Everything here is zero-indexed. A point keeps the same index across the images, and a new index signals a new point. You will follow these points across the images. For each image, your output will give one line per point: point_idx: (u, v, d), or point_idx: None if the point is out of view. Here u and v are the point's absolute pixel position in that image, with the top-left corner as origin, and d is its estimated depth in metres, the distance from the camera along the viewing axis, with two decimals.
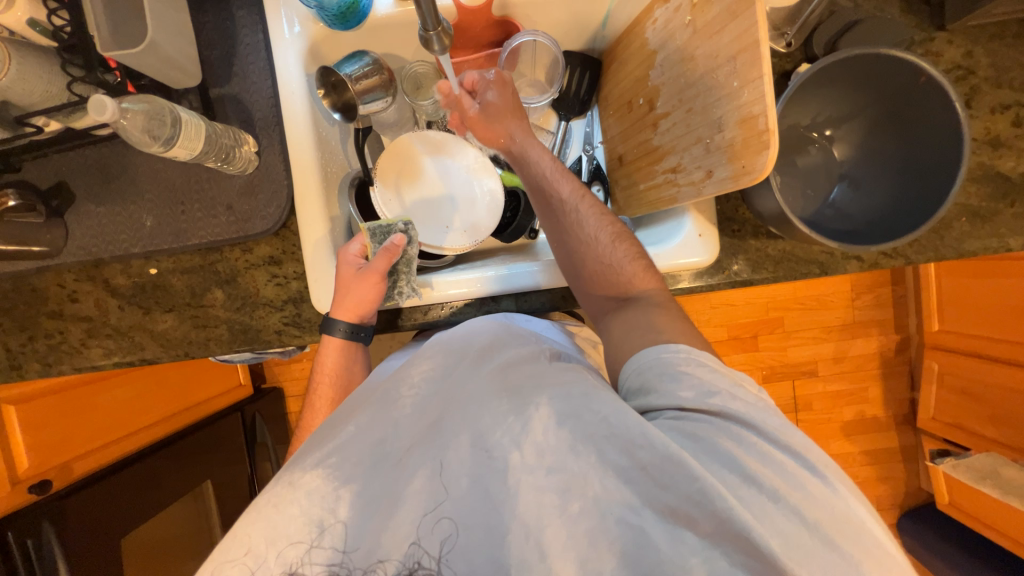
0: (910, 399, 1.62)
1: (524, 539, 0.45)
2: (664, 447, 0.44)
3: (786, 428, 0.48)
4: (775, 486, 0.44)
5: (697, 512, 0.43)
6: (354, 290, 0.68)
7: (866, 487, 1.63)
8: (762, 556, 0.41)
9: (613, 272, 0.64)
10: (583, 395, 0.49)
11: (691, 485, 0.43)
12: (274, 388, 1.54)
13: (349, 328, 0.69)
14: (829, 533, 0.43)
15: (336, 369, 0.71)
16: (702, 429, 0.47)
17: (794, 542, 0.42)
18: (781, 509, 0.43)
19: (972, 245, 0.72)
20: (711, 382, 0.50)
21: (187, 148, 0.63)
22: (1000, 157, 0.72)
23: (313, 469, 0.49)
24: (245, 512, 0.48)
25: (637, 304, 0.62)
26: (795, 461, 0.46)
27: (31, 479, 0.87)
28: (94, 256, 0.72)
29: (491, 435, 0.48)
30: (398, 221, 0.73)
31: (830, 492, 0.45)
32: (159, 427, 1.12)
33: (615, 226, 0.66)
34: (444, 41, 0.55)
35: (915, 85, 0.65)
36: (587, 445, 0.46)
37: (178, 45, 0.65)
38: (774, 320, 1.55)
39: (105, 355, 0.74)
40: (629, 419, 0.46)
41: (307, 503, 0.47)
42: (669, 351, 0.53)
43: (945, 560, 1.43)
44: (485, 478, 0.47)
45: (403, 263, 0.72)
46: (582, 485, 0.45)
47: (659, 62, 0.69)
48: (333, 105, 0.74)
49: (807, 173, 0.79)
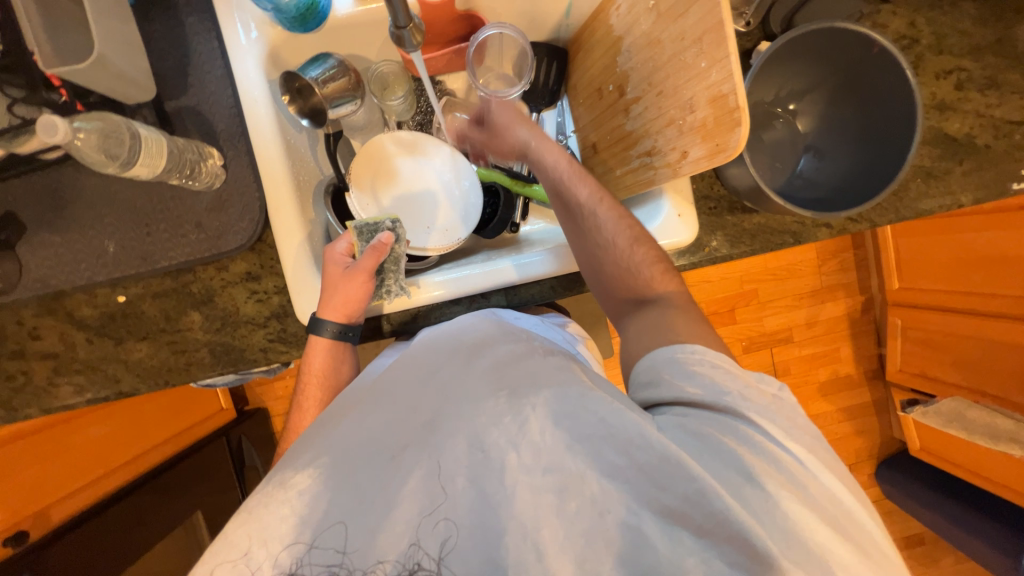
0: (878, 355, 1.71)
1: (521, 539, 0.43)
2: (662, 448, 0.44)
3: (792, 430, 0.49)
4: (773, 482, 0.45)
5: (696, 512, 0.42)
6: (341, 289, 0.66)
7: (845, 442, 1.72)
8: (756, 554, 0.41)
9: (632, 276, 0.65)
10: (579, 396, 0.48)
11: (689, 485, 0.43)
12: (259, 408, 1.49)
13: (337, 328, 0.67)
14: (824, 534, 0.43)
15: (324, 370, 0.69)
16: (704, 428, 0.48)
17: (790, 540, 0.42)
18: (778, 508, 0.43)
19: (927, 205, 0.77)
20: (724, 382, 0.51)
21: (148, 166, 0.60)
22: (947, 120, 0.77)
23: (304, 469, 0.49)
24: (234, 515, 0.47)
25: (659, 305, 0.63)
26: (797, 463, 0.46)
27: (4, 533, 0.80)
28: (55, 289, 0.67)
29: (488, 435, 0.47)
30: (385, 219, 0.72)
31: (828, 493, 0.46)
32: (140, 463, 1.07)
33: (633, 229, 0.66)
34: (416, 37, 0.54)
35: (868, 57, 0.68)
36: (585, 443, 0.46)
37: (127, 57, 0.61)
38: (749, 292, 1.61)
39: (76, 393, 0.70)
40: (627, 419, 0.46)
41: (299, 505, 0.47)
42: (684, 351, 0.54)
43: (919, 501, 1.53)
44: (482, 477, 0.46)
45: (391, 262, 0.71)
46: (580, 485, 0.44)
47: (626, 47, 0.70)
48: (299, 111, 0.71)
49: (774, 147, 0.81)
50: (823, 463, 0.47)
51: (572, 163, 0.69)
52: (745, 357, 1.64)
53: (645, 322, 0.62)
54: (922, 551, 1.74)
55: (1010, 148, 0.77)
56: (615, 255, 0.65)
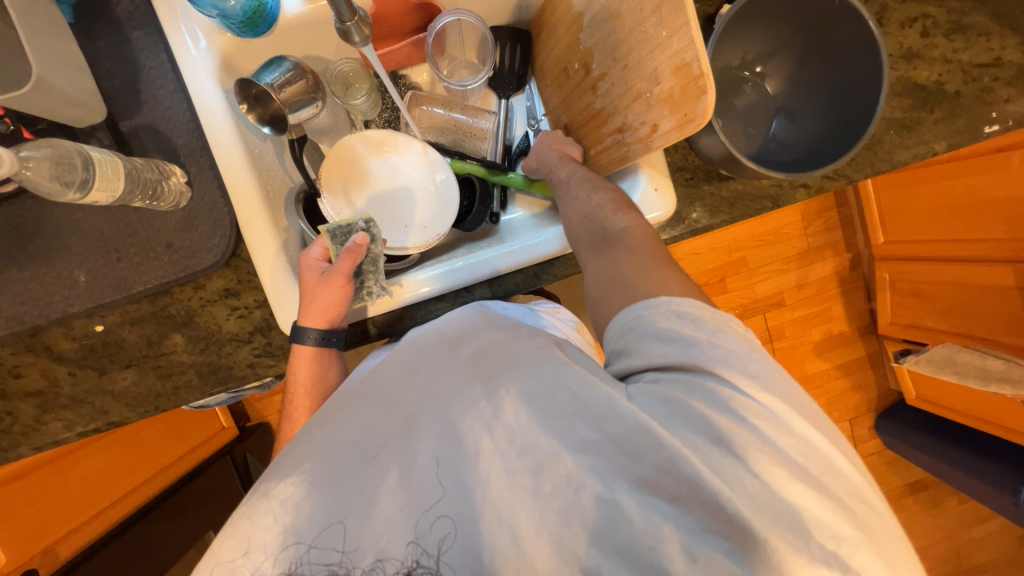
0: (869, 310, 1.73)
1: (497, 524, 0.44)
2: (633, 419, 0.44)
3: (765, 380, 0.46)
4: (746, 443, 0.43)
5: (668, 481, 0.42)
6: (322, 294, 0.65)
7: (843, 398, 1.75)
8: (726, 518, 0.40)
9: (604, 223, 0.65)
10: (552, 373, 0.49)
11: (660, 454, 0.42)
12: (261, 424, 1.48)
13: (320, 334, 0.67)
14: (798, 490, 0.41)
15: (311, 378, 0.68)
16: (676, 391, 0.46)
17: (763, 501, 0.41)
18: (752, 471, 0.42)
19: (902, 156, 0.76)
20: (693, 335, 0.48)
21: (106, 190, 0.58)
22: (916, 69, 0.76)
23: (286, 478, 0.49)
24: (220, 531, 0.48)
25: (626, 243, 0.61)
26: (772, 417, 0.44)
27: (17, 570, 0.80)
28: (30, 325, 0.66)
29: (462, 422, 0.48)
30: (358, 220, 0.70)
31: (803, 445, 0.43)
32: (145, 489, 1.07)
33: (601, 185, 0.69)
34: (364, 30, 0.52)
35: (830, 12, 0.67)
36: (558, 421, 0.46)
37: (73, 79, 0.59)
38: (737, 261, 1.61)
39: (66, 428, 0.69)
40: (598, 392, 0.46)
41: (282, 514, 0.47)
42: (651, 308, 0.50)
43: (916, 448, 1.56)
44: (457, 465, 0.46)
45: (369, 263, 0.70)
46: (553, 464, 0.45)
47: (587, 23, 0.69)
48: (260, 120, 0.69)
49: (746, 113, 0.81)
50: (798, 412, 0.45)
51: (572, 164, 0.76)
52: None
53: (611, 270, 0.59)
54: (927, 496, 1.78)
55: (980, 92, 0.76)
56: (589, 213, 0.67)
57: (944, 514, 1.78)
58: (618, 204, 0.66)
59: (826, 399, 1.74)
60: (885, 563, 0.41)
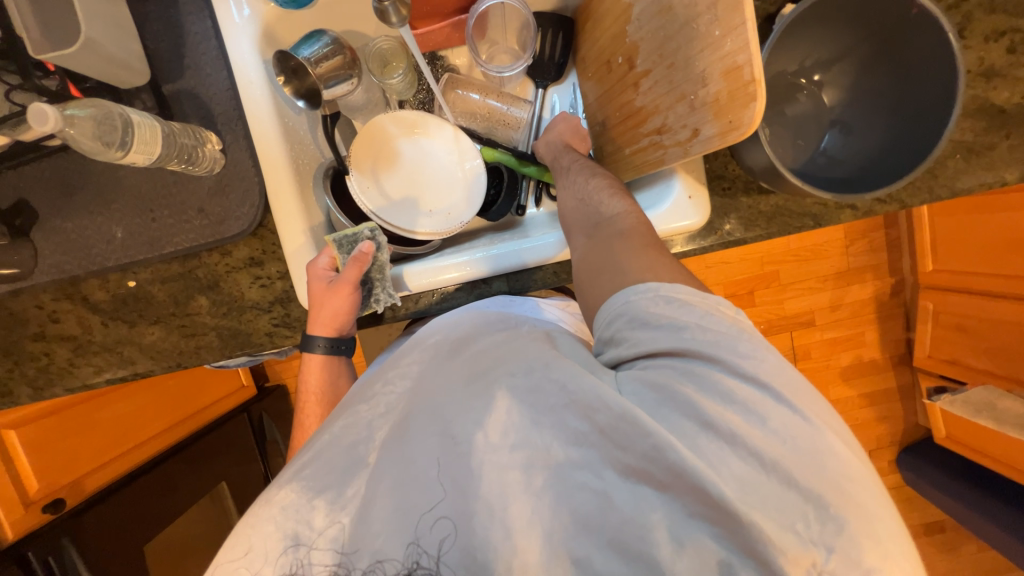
0: (906, 339, 1.64)
1: (489, 517, 0.44)
2: (618, 407, 0.43)
3: (755, 357, 0.44)
4: (734, 428, 0.41)
5: (654, 468, 0.41)
6: (328, 304, 0.67)
7: (865, 428, 1.67)
8: (711, 501, 0.39)
9: (598, 208, 0.64)
10: (544, 366, 0.48)
11: (646, 442, 0.41)
12: (278, 386, 1.54)
13: (328, 342, 0.69)
14: (787, 469, 0.40)
15: (321, 387, 0.72)
16: (664, 376, 0.45)
17: (749, 485, 0.40)
18: (737, 453, 0.41)
19: (966, 182, 0.70)
20: (679, 318, 0.47)
21: (144, 152, 0.59)
22: (996, 89, 0.70)
23: (287, 484, 0.50)
24: (228, 538, 0.49)
25: (617, 229, 0.60)
26: (761, 395, 0.42)
27: (43, 499, 0.88)
28: (69, 274, 0.69)
29: (455, 421, 0.48)
30: (363, 228, 0.69)
31: (796, 421, 0.41)
32: (169, 435, 1.14)
33: (605, 176, 0.68)
34: (401, 11, 0.53)
35: (906, 19, 0.61)
36: (549, 415, 0.46)
37: (120, 39, 0.60)
38: (769, 274, 1.55)
39: (96, 373, 0.73)
40: (586, 382, 0.45)
41: (282, 519, 0.48)
42: (636, 293, 0.50)
43: (939, 488, 1.49)
44: (451, 465, 0.47)
45: (376, 270, 0.70)
46: (545, 457, 0.45)
47: (636, 15, 0.65)
48: (296, 93, 0.69)
49: (797, 122, 0.76)
50: (790, 392, 0.43)
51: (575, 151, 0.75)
52: None
53: (602, 252, 0.58)
54: (943, 537, 1.71)
55: None
56: (585, 196, 0.66)
57: (960, 559, 1.71)
58: (615, 190, 0.65)
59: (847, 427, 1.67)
60: (875, 544, 0.38)
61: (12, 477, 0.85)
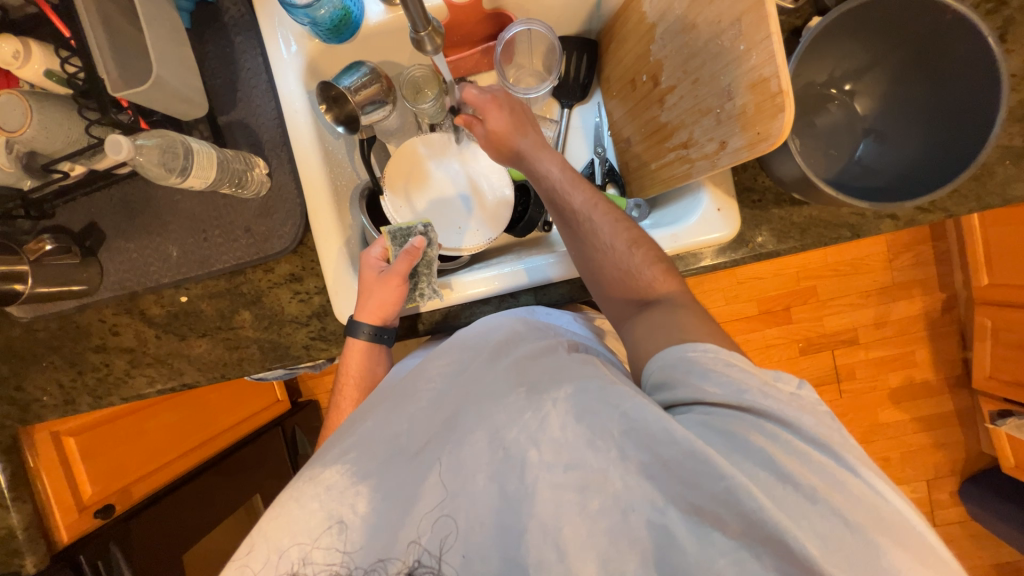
0: (962, 358, 1.53)
1: (542, 538, 0.48)
2: (685, 444, 0.46)
3: (820, 426, 0.50)
4: (812, 487, 0.46)
5: (725, 512, 0.45)
6: (377, 294, 0.69)
7: (920, 455, 1.56)
8: (793, 558, 0.43)
9: (631, 278, 0.64)
10: (600, 389, 0.52)
11: (719, 485, 0.45)
12: (311, 401, 1.60)
13: (372, 330, 0.71)
14: (869, 534, 0.44)
15: (360, 370, 0.73)
16: (730, 424, 0.49)
17: (830, 540, 0.44)
18: (817, 510, 0.45)
19: (1018, 189, 0.67)
20: (740, 380, 0.51)
21: (201, 177, 0.65)
22: None
23: (332, 465, 0.56)
24: (268, 509, 0.54)
25: (660, 301, 0.62)
26: (830, 460, 0.48)
27: (96, 504, 0.91)
28: (129, 290, 0.75)
29: (508, 432, 0.52)
30: (417, 223, 0.75)
31: (872, 493, 0.46)
32: (208, 447, 1.17)
33: (631, 230, 0.66)
34: (435, 40, 0.57)
35: (940, 26, 0.60)
36: (605, 438, 0.49)
37: (183, 78, 0.66)
38: (806, 290, 1.49)
39: (149, 383, 0.78)
40: (648, 414, 0.48)
41: (326, 498, 0.53)
42: (695, 350, 0.53)
43: (1008, 523, 1.36)
44: (503, 474, 0.51)
45: (424, 265, 0.73)
46: (602, 482, 0.48)
47: (660, 35, 0.67)
48: (336, 119, 0.76)
49: (828, 133, 0.75)
50: (859, 459, 0.48)
51: (564, 170, 0.71)
52: (800, 360, 1.52)
53: (644, 329, 0.60)
54: None
55: None
56: (608, 251, 0.65)
57: None
58: (637, 240, 0.66)
59: (899, 454, 1.55)
60: None
61: (70, 481, 0.88)
